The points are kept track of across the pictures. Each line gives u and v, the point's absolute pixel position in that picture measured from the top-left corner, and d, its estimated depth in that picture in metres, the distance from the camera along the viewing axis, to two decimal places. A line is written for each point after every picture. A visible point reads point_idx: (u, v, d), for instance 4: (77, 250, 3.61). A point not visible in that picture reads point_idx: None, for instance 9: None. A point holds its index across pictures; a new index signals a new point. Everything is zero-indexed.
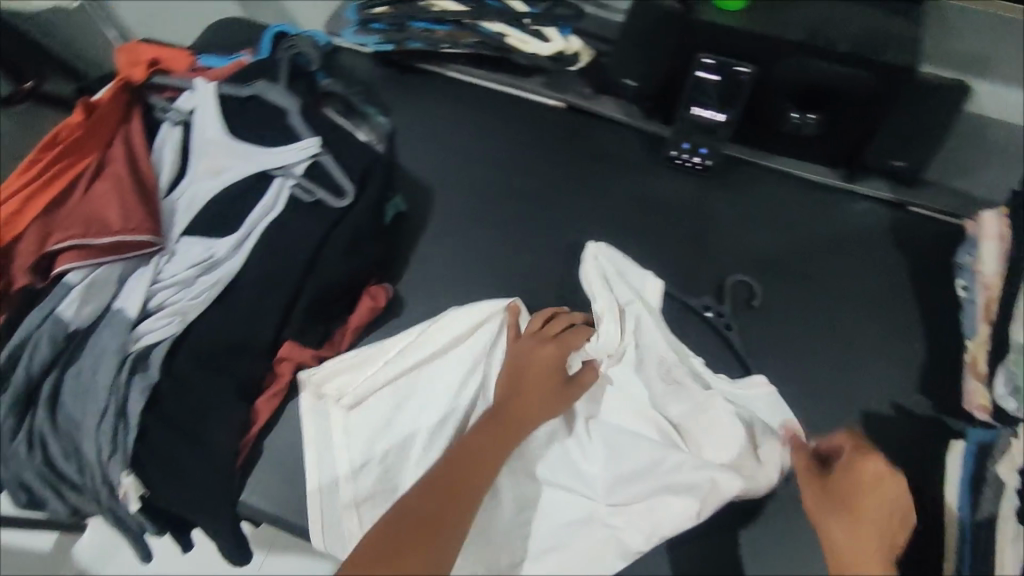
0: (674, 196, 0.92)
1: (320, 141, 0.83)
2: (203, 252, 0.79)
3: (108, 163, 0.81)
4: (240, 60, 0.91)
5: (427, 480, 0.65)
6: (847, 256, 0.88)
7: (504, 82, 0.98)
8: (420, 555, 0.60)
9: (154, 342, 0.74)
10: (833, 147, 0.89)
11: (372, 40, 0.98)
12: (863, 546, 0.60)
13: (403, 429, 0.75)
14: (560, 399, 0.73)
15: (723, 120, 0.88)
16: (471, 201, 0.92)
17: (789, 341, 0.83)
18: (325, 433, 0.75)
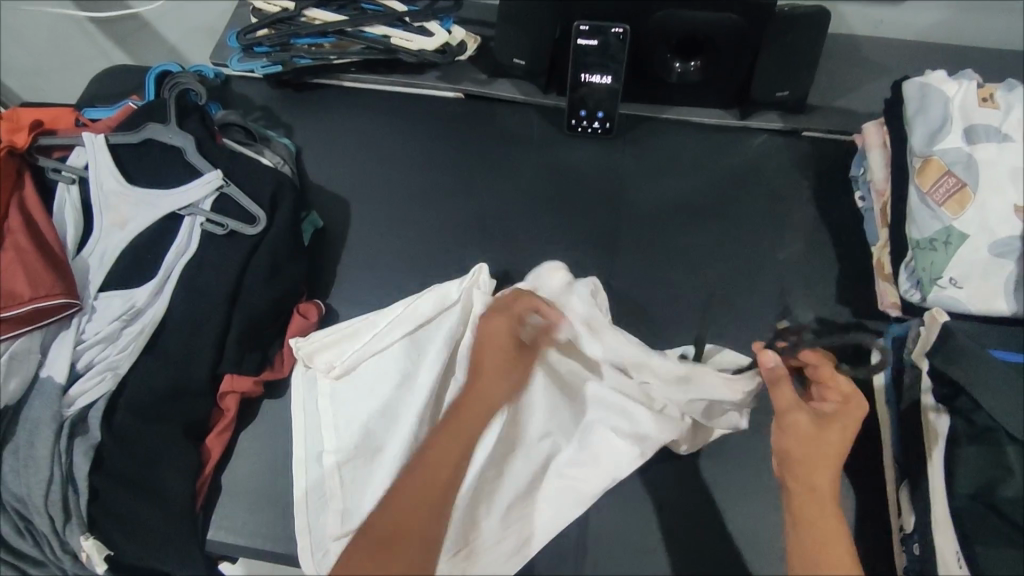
0: (583, 163, 0.95)
1: (222, 173, 0.83)
2: (123, 304, 0.78)
3: (6, 234, 0.79)
4: (125, 107, 0.90)
5: (396, 488, 0.60)
6: (751, 185, 0.93)
7: (402, 84, 1.00)
8: (428, 543, 0.58)
9: (91, 403, 0.73)
10: (720, 92, 0.94)
11: (258, 64, 0.98)
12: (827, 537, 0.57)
13: (389, 400, 0.76)
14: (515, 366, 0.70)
15: (611, 82, 0.90)
16: (389, 206, 0.93)
17: (716, 279, 0.87)
18: (321, 398, 0.77)
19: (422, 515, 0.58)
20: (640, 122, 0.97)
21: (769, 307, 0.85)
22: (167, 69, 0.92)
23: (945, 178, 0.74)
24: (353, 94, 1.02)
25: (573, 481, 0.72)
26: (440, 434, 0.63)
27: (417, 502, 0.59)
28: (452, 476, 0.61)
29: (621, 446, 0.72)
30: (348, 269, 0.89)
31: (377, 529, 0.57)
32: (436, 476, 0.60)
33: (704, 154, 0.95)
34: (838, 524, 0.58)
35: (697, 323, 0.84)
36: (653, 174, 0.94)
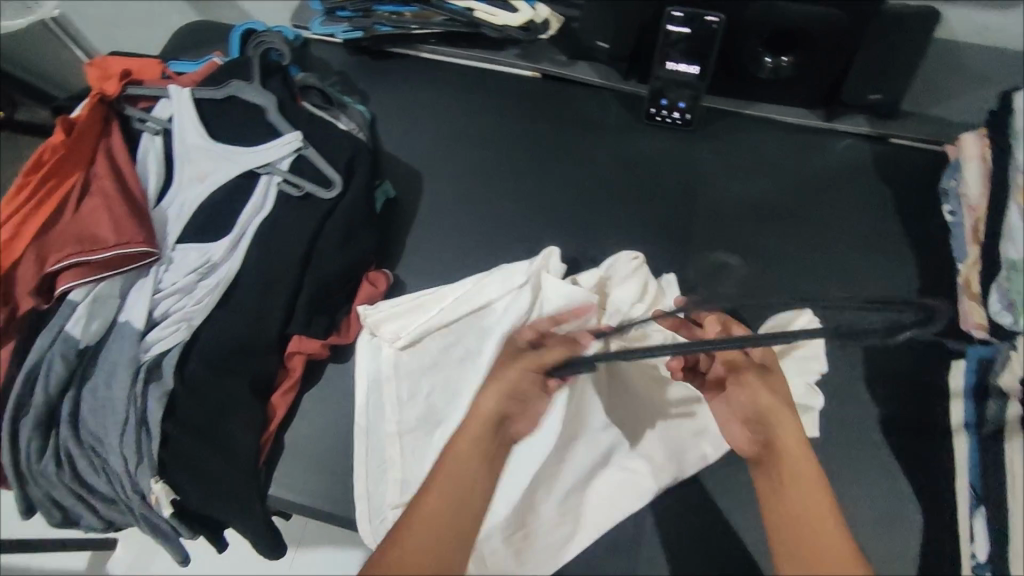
0: (659, 154, 0.93)
1: (300, 135, 0.83)
2: (200, 257, 0.79)
3: (93, 180, 0.80)
4: (210, 62, 0.90)
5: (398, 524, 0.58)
6: (832, 189, 0.90)
7: (481, 59, 0.99)
8: None
9: (165, 350, 0.75)
10: (809, 91, 0.91)
11: (340, 29, 0.98)
12: (806, 516, 0.58)
13: (455, 378, 0.77)
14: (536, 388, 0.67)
15: (698, 72, 0.88)
16: (461, 182, 0.93)
17: (789, 284, 0.85)
18: (386, 369, 0.77)
19: (436, 546, 0.56)
20: (721, 116, 0.94)
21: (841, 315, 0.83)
22: (252, 27, 0.93)
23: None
24: (430, 65, 1.01)
25: (630, 476, 0.72)
26: (442, 460, 0.61)
27: (405, 570, 0.55)
28: (444, 533, 0.57)
29: (684, 443, 0.73)
30: (416, 242, 0.89)
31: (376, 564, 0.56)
32: (444, 515, 0.58)
33: (785, 153, 0.92)
34: (823, 497, 0.58)
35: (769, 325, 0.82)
36: (729, 170, 0.92)
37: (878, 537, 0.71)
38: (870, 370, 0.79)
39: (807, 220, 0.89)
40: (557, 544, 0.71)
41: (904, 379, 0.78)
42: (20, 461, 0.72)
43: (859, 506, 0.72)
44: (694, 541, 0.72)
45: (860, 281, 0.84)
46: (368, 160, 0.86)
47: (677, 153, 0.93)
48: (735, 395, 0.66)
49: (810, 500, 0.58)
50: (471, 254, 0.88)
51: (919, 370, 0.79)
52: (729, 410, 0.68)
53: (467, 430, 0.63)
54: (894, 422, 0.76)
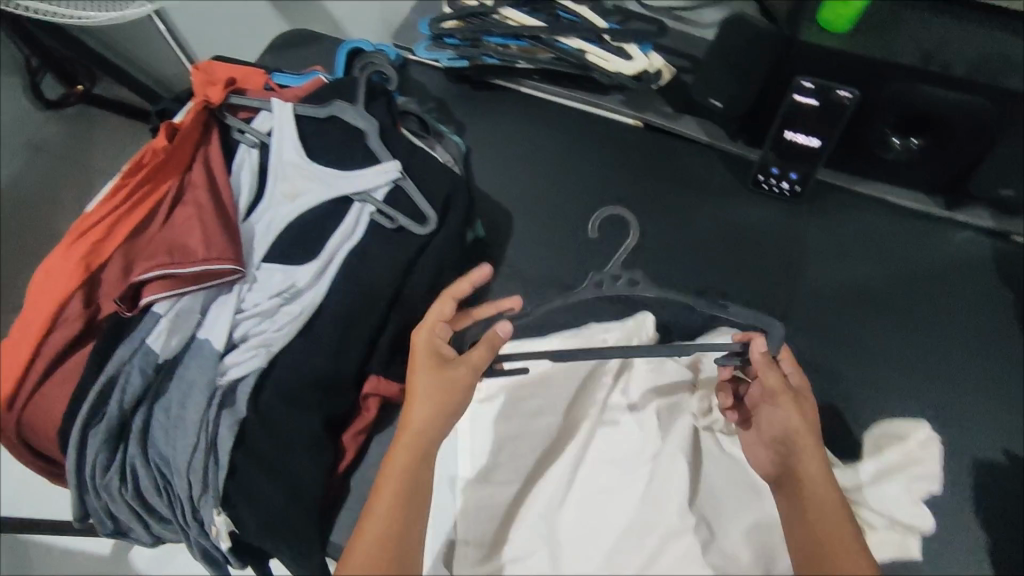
0: (762, 224, 0.89)
1: (399, 164, 0.81)
2: (285, 281, 0.76)
3: (188, 189, 0.79)
4: (315, 78, 0.88)
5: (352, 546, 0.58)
6: (946, 283, 0.85)
7: (584, 101, 0.95)
8: None
9: (241, 376, 0.72)
10: (931, 176, 0.86)
11: (445, 56, 0.95)
12: (837, 544, 0.57)
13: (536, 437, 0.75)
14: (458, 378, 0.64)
15: (818, 145, 0.83)
16: (552, 228, 0.89)
17: (892, 381, 0.79)
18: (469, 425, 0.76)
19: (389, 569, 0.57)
20: (831, 192, 0.89)
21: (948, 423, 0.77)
22: (359, 46, 0.91)
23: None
24: (530, 101, 0.98)
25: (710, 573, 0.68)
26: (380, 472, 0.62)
27: None
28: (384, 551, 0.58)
29: (774, 551, 0.68)
30: (501, 286, 0.85)
31: None
32: (387, 528, 0.59)
33: (898, 239, 0.87)
34: (851, 526, 0.58)
35: (870, 424, 0.77)
36: (835, 250, 0.87)
37: None
38: (977, 490, 0.73)
39: (916, 314, 0.83)
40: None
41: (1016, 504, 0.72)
42: (84, 472, 0.70)
43: None
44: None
45: (972, 387, 0.79)
46: (469, 206, 0.84)
47: (782, 224, 0.88)
48: (767, 415, 0.66)
49: (841, 523, 0.58)
50: (557, 305, 0.84)
51: None
52: (757, 436, 0.69)
53: (394, 466, 0.62)
54: (1000, 551, 0.70)
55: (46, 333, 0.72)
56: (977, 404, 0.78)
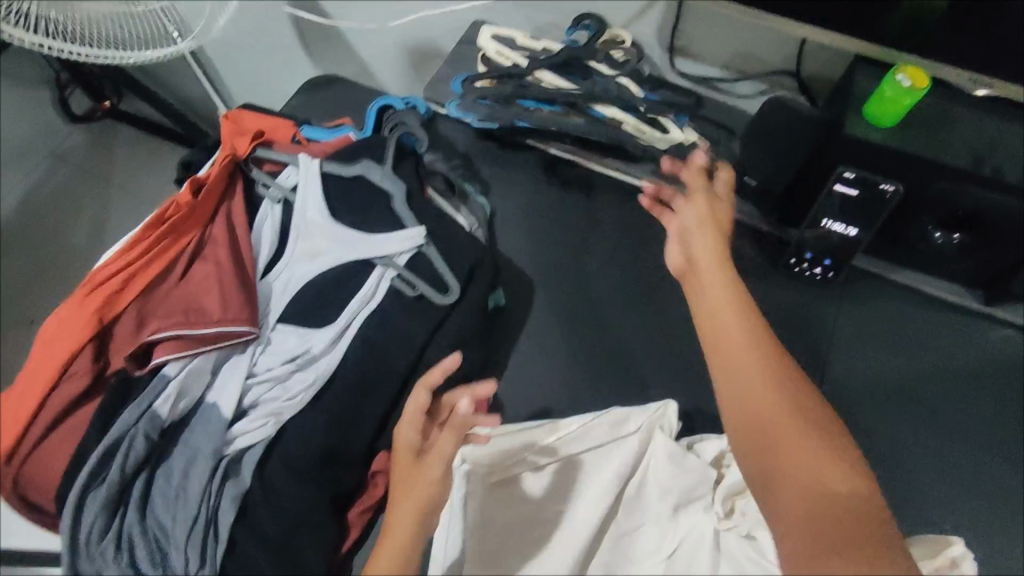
0: (793, 308, 0.85)
1: (425, 230, 0.79)
2: (300, 345, 0.75)
3: (209, 244, 0.77)
4: (344, 135, 0.87)
5: None
6: (983, 383, 0.81)
7: (613, 169, 0.94)
8: None
9: (249, 445, 0.70)
10: (969, 271, 0.83)
11: (476, 115, 0.94)
12: (761, 403, 0.53)
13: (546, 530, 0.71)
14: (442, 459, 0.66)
15: (856, 233, 0.80)
16: (575, 297, 0.87)
17: (926, 487, 0.76)
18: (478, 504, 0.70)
19: None
20: (863, 279, 0.87)
21: (983, 536, 0.73)
22: (389, 102, 0.90)
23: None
24: (560, 164, 0.96)
25: None
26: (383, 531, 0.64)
27: None
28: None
29: None
30: (520, 357, 0.83)
31: None
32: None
33: (933, 333, 0.84)
34: (780, 376, 0.54)
35: (900, 532, 0.73)
36: (867, 340, 0.84)
37: None
38: None
39: (950, 414, 0.80)
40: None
41: None
42: (78, 539, 0.67)
43: None
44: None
45: (1008, 498, 0.75)
46: (495, 279, 0.83)
47: (813, 309, 0.86)
48: (693, 240, 0.68)
49: (754, 374, 0.54)
50: (576, 382, 0.82)
51: None
52: (692, 230, 0.69)
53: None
54: None
55: (51, 390, 0.70)
56: (1014, 516, 0.74)
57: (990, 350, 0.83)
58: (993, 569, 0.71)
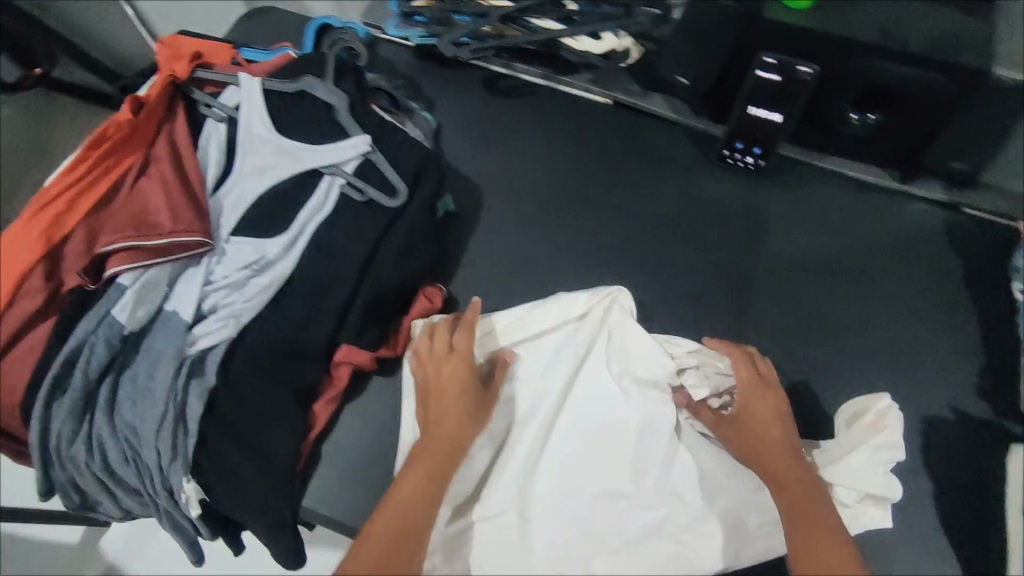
0: (726, 197, 0.91)
1: (369, 139, 0.81)
2: (255, 253, 0.77)
3: (154, 162, 0.78)
4: (283, 54, 0.88)
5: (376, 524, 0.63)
6: (901, 251, 0.88)
7: (550, 79, 0.97)
8: None
9: (211, 346, 0.73)
10: (889, 151, 0.87)
11: (415, 33, 0.96)
12: (818, 540, 0.62)
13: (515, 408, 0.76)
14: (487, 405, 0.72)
15: (779, 120, 0.85)
16: (522, 201, 0.91)
17: (851, 347, 0.82)
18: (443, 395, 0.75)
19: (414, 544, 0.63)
20: (790, 166, 0.92)
21: (901, 382, 0.80)
22: (328, 21, 0.92)
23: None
24: (501, 80, 0.99)
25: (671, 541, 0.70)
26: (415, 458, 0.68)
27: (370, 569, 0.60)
28: (395, 546, 0.62)
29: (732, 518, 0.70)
30: (471, 261, 0.87)
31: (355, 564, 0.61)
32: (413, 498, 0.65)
33: (856, 210, 0.90)
34: (832, 516, 0.64)
35: (828, 385, 0.80)
36: (796, 221, 0.89)
37: None
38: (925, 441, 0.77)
39: (871, 281, 0.86)
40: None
41: (962, 460, 0.76)
42: (50, 443, 0.70)
43: None
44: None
45: (922, 349, 0.82)
46: (440, 183, 0.84)
47: (745, 197, 0.91)
48: (756, 402, 0.72)
49: (813, 522, 0.63)
50: (527, 277, 0.86)
51: (978, 449, 0.76)
52: (751, 379, 0.73)
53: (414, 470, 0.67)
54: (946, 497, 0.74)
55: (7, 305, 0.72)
56: (928, 364, 0.81)
57: (906, 221, 0.89)
58: (909, 409, 0.79)
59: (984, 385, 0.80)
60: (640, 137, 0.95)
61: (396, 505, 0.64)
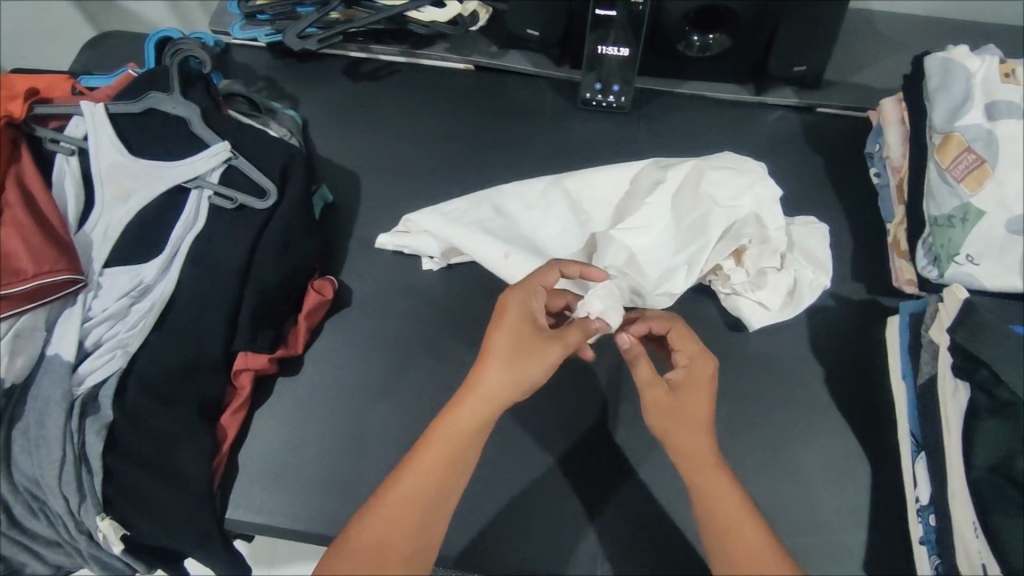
0: (597, 138, 0.93)
1: (229, 144, 0.81)
2: (131, 280, 0.75)
3: (3, 207, 0.74)
4: (125, 75, 0.86)
5: (405, 494, 0.59)
6: (766, 159, 0.92)
7: (409, 56, 0.98)
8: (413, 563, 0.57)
9: (100, 382, 0.71)
10: (736, 65, 0.92)
11: (262, 32, 0.96)
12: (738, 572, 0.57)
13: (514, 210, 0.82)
14: (539, 357, 0.62)
15: (628, 54, 0.89)
16: (403, 178, 0.91)
17: None
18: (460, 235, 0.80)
19: (440, 509, 0.59)
20: (653, 98, 0.95)
21: None
22: (167, 35, 0.90)
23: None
24: (362, 64, 0.99)
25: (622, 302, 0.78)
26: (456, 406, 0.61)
27: (373, 530, 0.57)
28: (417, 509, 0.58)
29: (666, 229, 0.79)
30: (360, 247, 0.87)
31: (366, 537, 0.57)
32: (462, 434, 0.61)
33: (721, 129, 0.94)
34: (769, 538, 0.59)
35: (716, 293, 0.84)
36: (666, 148, 0.92)
37: (835, 494, 0.73)
38: (810, 327, 0.82)
39: None
40: (513, 549, 0.72)
41: (845, 338, 0.81)
42: None
43: (814, 469, 0.74)
44: (644, 513, 0.73)
45: None
46: (308, 182, 0.85)
47: (616, 133, 0.93)
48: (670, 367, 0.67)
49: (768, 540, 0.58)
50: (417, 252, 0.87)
51: (857, 325, 0.82)
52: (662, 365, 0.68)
53: (469, 398, 0.61)
54: (836, 377, 0.79)
55: None
56: None
57: (766, 130, 0.94)
58: None
59: (856, 266, 0.85)
60: (508, 95, 0.96)
61: (455, 423, 0.61)
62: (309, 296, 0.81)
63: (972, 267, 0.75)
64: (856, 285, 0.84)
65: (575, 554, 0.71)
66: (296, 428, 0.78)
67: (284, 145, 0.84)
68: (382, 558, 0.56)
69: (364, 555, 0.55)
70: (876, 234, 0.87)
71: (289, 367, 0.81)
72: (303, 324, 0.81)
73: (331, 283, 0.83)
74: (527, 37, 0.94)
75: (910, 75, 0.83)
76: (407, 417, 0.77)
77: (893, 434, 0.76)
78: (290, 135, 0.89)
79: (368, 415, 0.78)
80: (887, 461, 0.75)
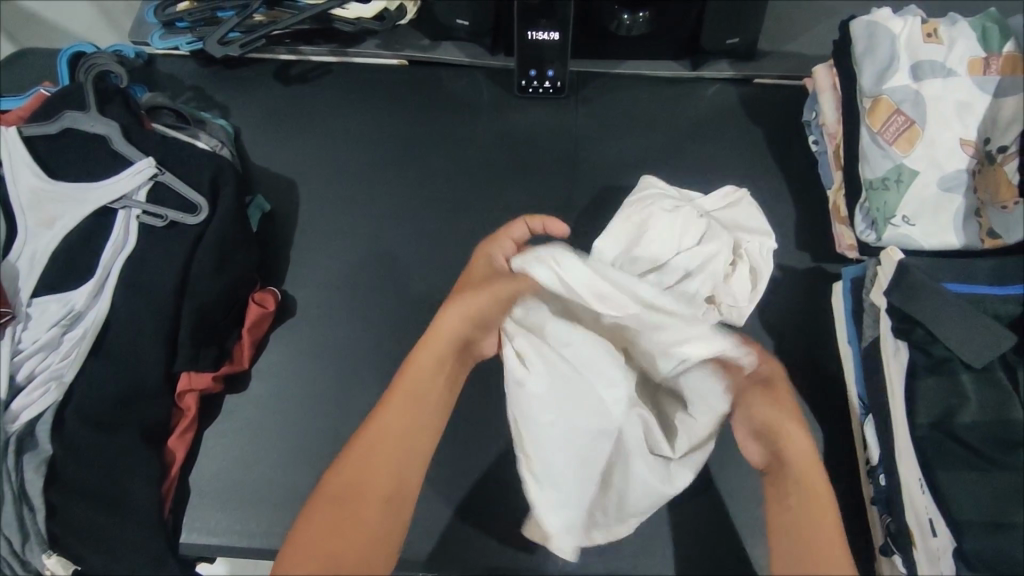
0: (536, 124, 0.92)
1: (154, 160, 0.78)
2: (62, 307, 0.72)
3: None
4: (38, 95, 0.83)
5: (384, 441, 0.56)
6: (706, 134, 0.92)
7: (340, 56, 0.95)
8: (385, 528, 0.53)
9: (36, 416, 0.69)
10: (670, 41, 0.92)
11: (182, 41, 0.93)
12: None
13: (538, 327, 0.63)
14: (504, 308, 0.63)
15: (558, 39, 0.87)
16: (341, 181, 0.89)
17: None
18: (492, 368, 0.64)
19: (416, 465, 0.56)
20: (591, 81, 0.94)
21: None
22: (81, 50, 0.86)
23: (988, 74, 0.75)
24: (292, 67, 0.96)
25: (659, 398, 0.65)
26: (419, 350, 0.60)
27: (358, 482, 0.54)
28: (384, 465, 0.55)
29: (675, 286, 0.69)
30: (303, 254, 0.86)
31: (338, 493, 0.53)
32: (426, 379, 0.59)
33: (660, 107, 0.93)
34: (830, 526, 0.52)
35: None
36: (605, 130, 0.91)
37: None
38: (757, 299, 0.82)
39: (685, 165, 0.90)
40: (473, 547, 0.71)
41: (791, 308, 0.82)
42: None
43: None
44: None
45: None
46: (241, 193, 0.82)
47: (556, 118, 0.92)
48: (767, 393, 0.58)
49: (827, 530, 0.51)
50: (361, 256, 0.85)
51: (803, 293, 0.82)
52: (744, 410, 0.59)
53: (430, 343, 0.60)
54: (785, 347, 0.79)
55: None
56: None
57: (705, 104, 0.93)
58: None
59: (800, 235, 0.86)
60: (443, 87, 0.94)
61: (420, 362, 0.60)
62: (252, 309, 0.79)
63: (908, 228, 0.75)
64: (800, 255, 0.85)
65: (537, 545, 0.71)
66: (248, 446, 0.76)
67: (212, 155, 0.81)
68: (353, 520, 0.52)
69: (340, 505, 0.53)
70: (818, 201, 0.88)
71: (237, 383, 0.79)
72: (247, 337, 0.79)
73: (275, 293, 0.81)
74: (456, 27, 0.92)
75: (838, 40, 0.83)
76: (359, 424, 0.76)
77: (842, 398, 0.77)
78: (222, 145, 0.86)
79: (320, 425, 0.77)
80: (838, 425, 0.76)
